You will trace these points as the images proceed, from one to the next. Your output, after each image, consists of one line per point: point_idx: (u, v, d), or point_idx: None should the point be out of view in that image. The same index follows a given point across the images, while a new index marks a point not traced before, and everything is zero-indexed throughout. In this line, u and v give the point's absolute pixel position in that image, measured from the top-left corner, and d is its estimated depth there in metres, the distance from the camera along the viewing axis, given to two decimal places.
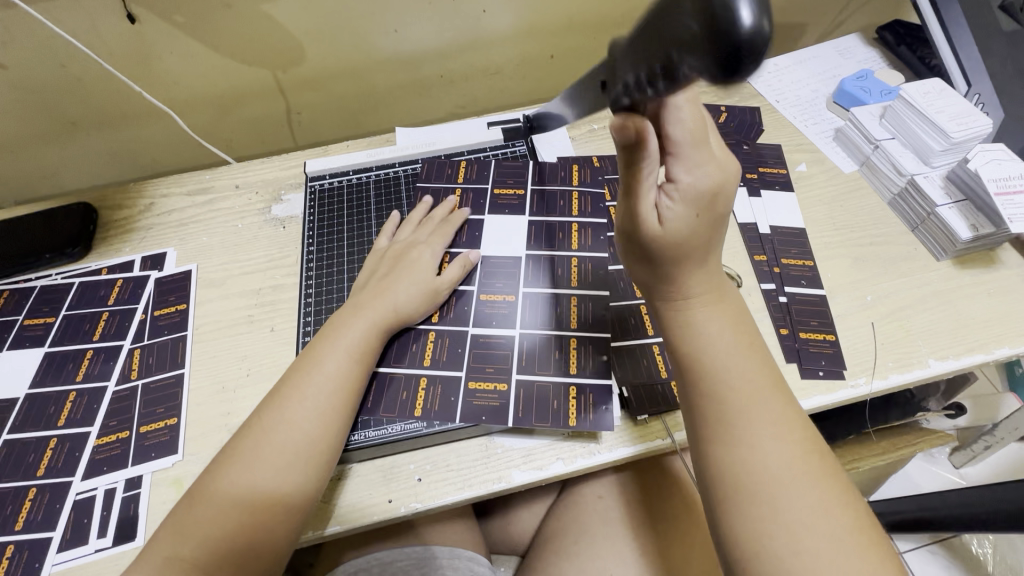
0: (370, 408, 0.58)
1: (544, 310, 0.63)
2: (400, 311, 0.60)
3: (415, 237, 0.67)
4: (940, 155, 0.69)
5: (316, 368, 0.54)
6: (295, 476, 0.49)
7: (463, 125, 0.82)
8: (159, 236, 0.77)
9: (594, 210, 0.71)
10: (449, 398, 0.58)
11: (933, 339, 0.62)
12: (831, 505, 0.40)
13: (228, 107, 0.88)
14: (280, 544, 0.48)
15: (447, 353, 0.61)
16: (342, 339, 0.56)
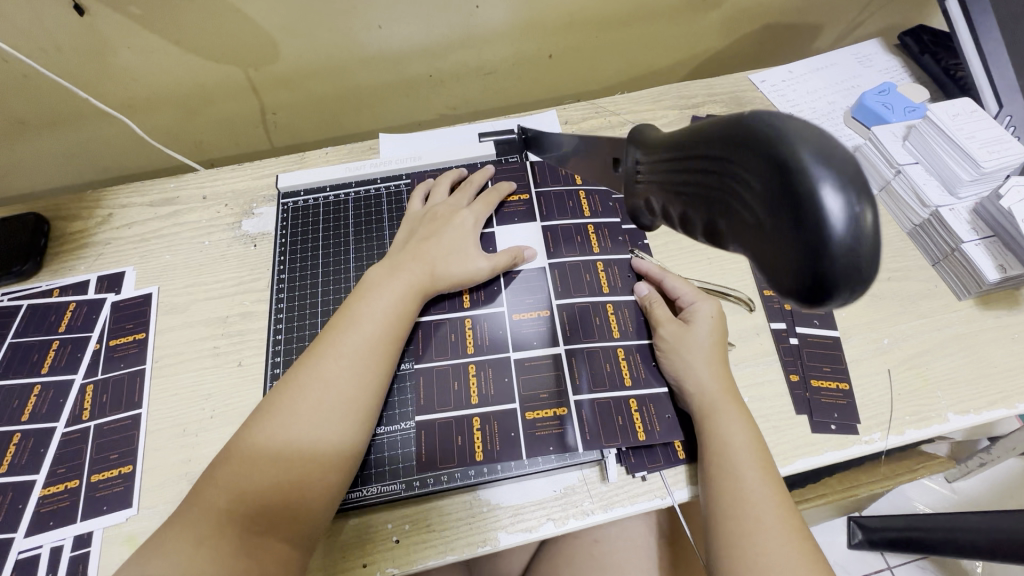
0: (426, 465, 0.52)
1: (586, 321, 0.59)
2: (438, 275, 0.57)
3: (457, 201, 0.64)
4: (968, 185, 0.63)
5: (355, 324, 0.51)
6: (335, 434, 0.46)
7: (453, 135, 0.75)
8: (117, 252, 0.70)
9: (605, 210, 0.67)
10: (510, 434, 0.54)
11: (951, 389, 0.58)
12: (804, 559, 0.43)
13: (196, 106, 0.81)
14: (315, 507, 0.44)
15: (494, 385, 0.56)
16: (384, 295, 0.53)
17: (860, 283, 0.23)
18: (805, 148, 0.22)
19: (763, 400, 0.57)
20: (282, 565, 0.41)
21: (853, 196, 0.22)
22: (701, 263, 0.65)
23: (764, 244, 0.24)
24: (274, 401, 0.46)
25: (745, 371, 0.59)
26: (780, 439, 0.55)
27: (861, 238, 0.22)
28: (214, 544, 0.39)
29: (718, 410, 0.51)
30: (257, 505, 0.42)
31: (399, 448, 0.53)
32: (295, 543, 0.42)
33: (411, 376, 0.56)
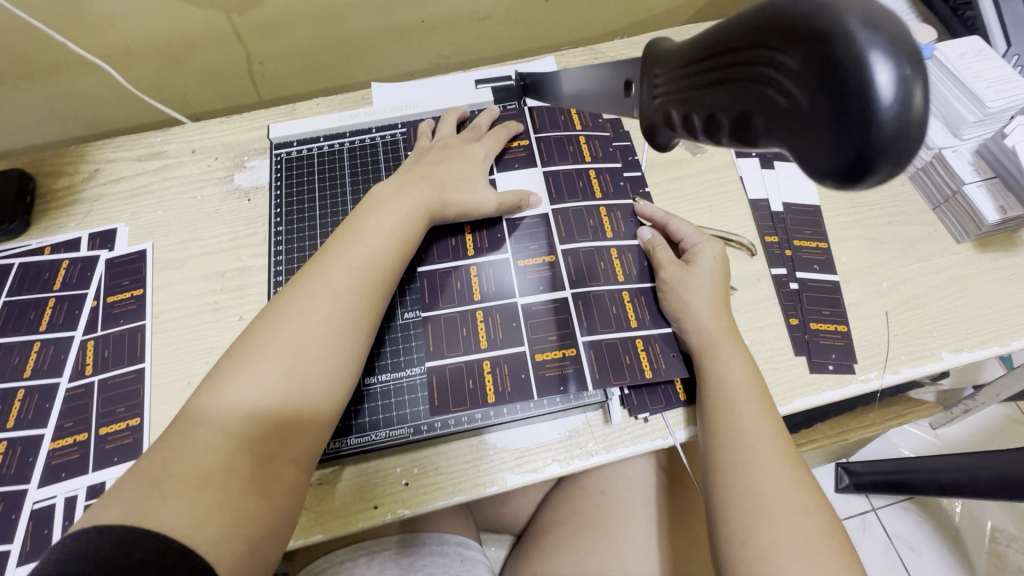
0: (440, 408, 0.53)
1: (591, 265, 0.59)
2: (448, 199, 0.56)
3: (466, 137, 0.63)
4: (972, 126, 0.62)
5: (353, 254, 0.49)
6: (332, 367, 0.45)
7: (449, 82, 0.72)
8: (107, 208, 0.69)
9: (605, 155, 0.66)
10: (520, 375, 0.54)
11: (947, 330, 0.59)
12: (797, 483, 0.45)
13: (178, 56, 0.77)
14: (316, 439, 0.44)
15: (503, 330, 0.56)
16: (383, 225, 0.52)
17: (900, 161, 0.22)
18: (851, 21, 0.22)
19: (763, 342, 0.58)
20: (294, 492, 0.41)
21: (902, 64, 0.21)
22: (702, 210, 0.65)
23: (799, 128, 0.23)
24: (267, 330, 0.44)
25: (747, 316, 0.59)
26: (778, 380, 0.56)
27: (908, 109, 0.21)
28: (223, 479, 0.37)
29: (719, 347, 0.52)
30: (262, 436, 0.40)
31: (416, 393, 0.54)
32: (302, 472, 0.42)
33: (418, 325, 0.56)
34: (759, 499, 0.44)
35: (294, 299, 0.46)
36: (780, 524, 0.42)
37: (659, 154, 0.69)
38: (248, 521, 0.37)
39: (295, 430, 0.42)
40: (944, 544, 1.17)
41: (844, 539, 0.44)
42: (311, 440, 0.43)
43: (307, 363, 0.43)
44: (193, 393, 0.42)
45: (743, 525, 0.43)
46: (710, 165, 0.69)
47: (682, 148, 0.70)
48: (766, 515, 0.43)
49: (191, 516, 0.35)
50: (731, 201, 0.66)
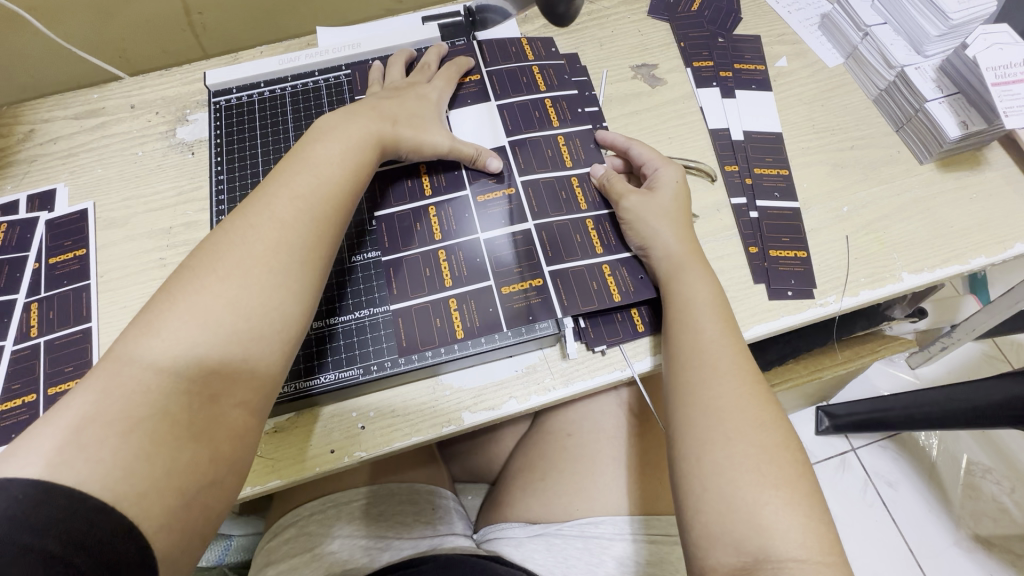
0: (408, 348, 0.51)
1: (551, 195, 0.58)
2: (394, 137, 0.53)
3: (416, 79, 0.60)
4: (935, 42, 0.60)
5: (290, 188, 0.45)
6: (275, 307, 0.41)
7: (395, 21, 0.69)
8: (45, 168, 0.66)
9: (561, 83, 0.65)
10: (488, 310, 0.53)
11: (907, 251, 0.58)
12: (754, 401, 0.44)
13: (111, 7, 0.73)
14: (262, 388, 0.41)
15: (467, 267, 0.54)
16: (326, 158, 0.48)
17: None
18: None
19: (722, 272, 0.57)
20: (239, 439, 0.39)
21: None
22: (661, 142, 0.64)
23: None
24: (201, 269, 0.41)
25: (706, 246, 0.58)
26: (738, 308, 0.56)
27: None
28: (152, 425, 0.35)
29: (680, 271, 0.51)
30: (197, 381, 0.38)
31: (381, 331, 0.52)
32: (250, 418, 0.40)
33: (380, 267, 0.55)
34: (716, 417, 0.44)
35: (228, 237, 0.42)
36: (735, 439, 0.42)
37: (617, 88, 0.67)
38: (178, 471, 0.35)
39: (237, 374, 0.39)
40: (921, 480, 1.15)
41: (798, 450, 0.43)
42: (257, 383, 0.40)
43: (244, 302, 0.40)
44: (122, 332, 0.38)
45: (698, 442, 0.43)
46: (670, 97, 0.67)
47: (641, 81, 0.68)
48: (721, 431, 0.43)
49: (111, 465, 0.33)
50: (691, 132, 0.64)
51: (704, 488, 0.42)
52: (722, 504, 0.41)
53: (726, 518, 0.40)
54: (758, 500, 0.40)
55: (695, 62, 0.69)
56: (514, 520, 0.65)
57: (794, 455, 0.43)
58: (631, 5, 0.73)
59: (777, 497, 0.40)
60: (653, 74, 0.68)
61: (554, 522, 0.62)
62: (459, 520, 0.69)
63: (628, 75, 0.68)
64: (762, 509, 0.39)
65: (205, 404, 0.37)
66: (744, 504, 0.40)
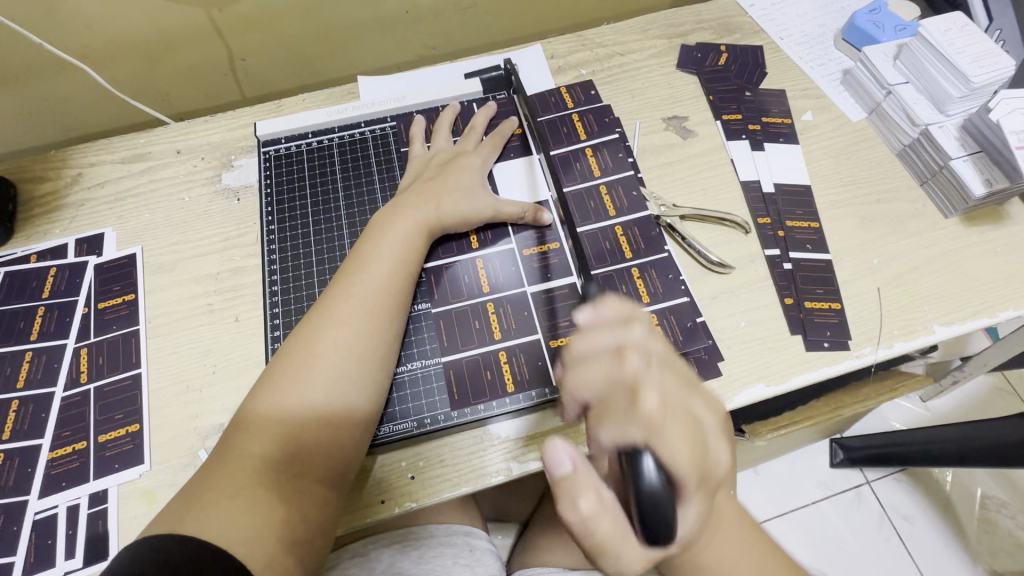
0: (460, 401, 0.53)
1: (597, 246, 0.61)
2: (443, 211, 0.56)
3: (462, 146, 0.63)
4: (957, 102, 0.63)
5: (363, 274, 0.51)
6: (354, 379, 0.46)
7: (437, 74, 0.72)
8: (93, 213, 0.67)
9: (600, 128, 0.68)
10: (537, 362, 0.54)
11: (937, 303, 0.60)
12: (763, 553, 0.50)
13: (159, 55, 0.76)
14: (346, 451, 0.45)
15: (515, 319, 0.56)
16: (391, 242, 0.53)
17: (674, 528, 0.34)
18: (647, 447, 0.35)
19: (759, 324, 0.59)
20: (320, 507, 0.42)
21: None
22: (695, 194, 0.66)
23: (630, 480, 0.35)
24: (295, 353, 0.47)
25: (742, 298, 0.60)
26: (776, 359, 0.57)
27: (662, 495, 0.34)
28: (257, 486, 0.40)
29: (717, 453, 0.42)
30: (287, 455, 0.42)
31: (432, 383, 0.54)
32: (329, 489, 0.43)
33: (430, 318, 0.56)
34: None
35: (315, 320, 0.48)
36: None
37: (651, 139, 0.70)
38: (276, 524, 0.39)
39: (321, 441, 0.44)
40: (939, 515, 1.15)
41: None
42: (336, 457, 0.44)
43: (325, 383, 0.45)
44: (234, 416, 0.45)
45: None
46: (701, 149, 0.69)
47: (673, 133, 0.70)
48: None
49: (214, 527, 0.37)
50: (723, 183, 0.67)
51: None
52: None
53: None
54: None
55: (725, 115, 0.71)
56: (550, 565, 0.64)
57: None
58: (661, 59, 0.76)
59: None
60: (684, 126, 0.71)
61: (592, 568, 0.61)
62: (493, 561, 0.68)
63: (661, 127, 0.71)
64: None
65: (292, 477, 0.42)
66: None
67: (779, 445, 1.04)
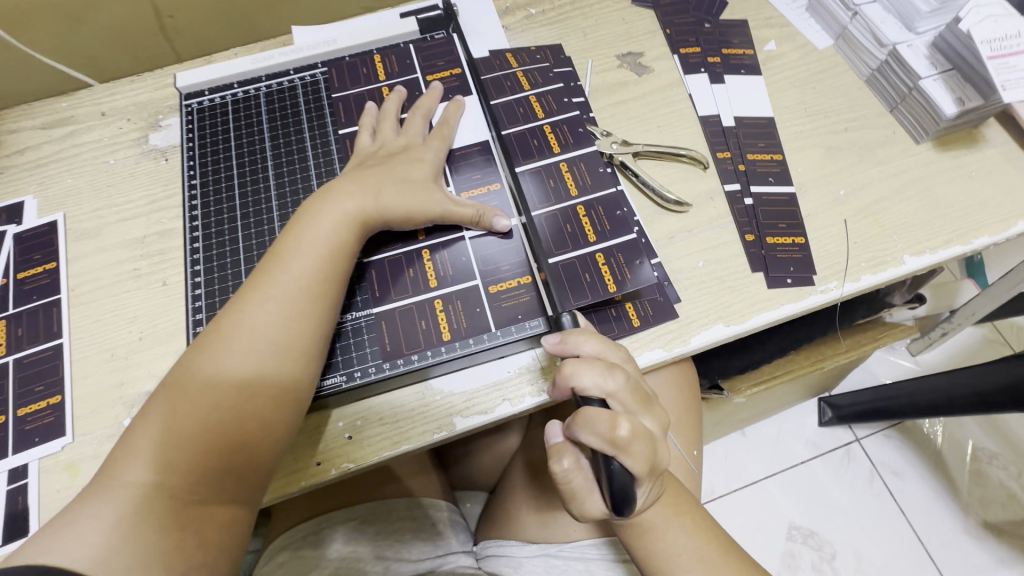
0: (394, 353, 0.49)
1: (539, 185, 0.56)
2: (386, 205, 0.49)
3: (409, 136, 0.55)
4: (927, 18, 0.59)
5: (280, 272, 0.45)
6: (265, 399, 0.42)
7: (371, 18, 0.67)
8: (13, 181, 0.63)
9: (545, 79, 0.63)
10: (475, 310, 0.51)
11: (908, 233, 0.56)
12: (673, 504, 0.51)
13: (78, 12, 0.71)
14: (253, 470, 0.42)
15: (453, 267, 0.52)
16: (314, 235, 0.47)
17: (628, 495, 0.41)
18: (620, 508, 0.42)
19: (718, 263, 0.55)
20: (224, 529, 0.41)
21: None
22: (651, 131, 0.62)
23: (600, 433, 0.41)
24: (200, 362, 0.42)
25: (699, 236, 0.56)
26: (736, 298, 0.54)
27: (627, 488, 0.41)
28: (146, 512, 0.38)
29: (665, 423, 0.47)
30: (186, 481, 0.40)
31: (364, 335, 0.50)
32: (235, 509, 0.42)
33: (361, 269, 0.52)
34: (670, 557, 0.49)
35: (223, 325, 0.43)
36: (678, 556, 0.49)
37: (604, 77, 0.65)
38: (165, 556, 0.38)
39: (224, 461, 0.41)
40: (928, 469, 1.12)
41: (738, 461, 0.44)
42: (242, 478, 0.42)
43: (228, 400, 0.42)
44: (133, 423, 0.42)
45: (650, 560, 0.49)
46: (657, 84, 0.65)
47: (627, 70, 0.66)
48: None
49: (101, 558, 0.36)
50: (680, 119, 0.63)
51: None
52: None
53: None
54: None
55: (682, 49, 0.67)
56: (513, 539, 0.62)
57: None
58: None
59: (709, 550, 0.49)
60: (639, 62, 0.66)
61: (553, 542, 0.59)
62: (458, 533, 0.66)
63: (614, 64, 0.66)
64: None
65: (187, 502, 0.40)
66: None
67: (762, 403, 1.01)
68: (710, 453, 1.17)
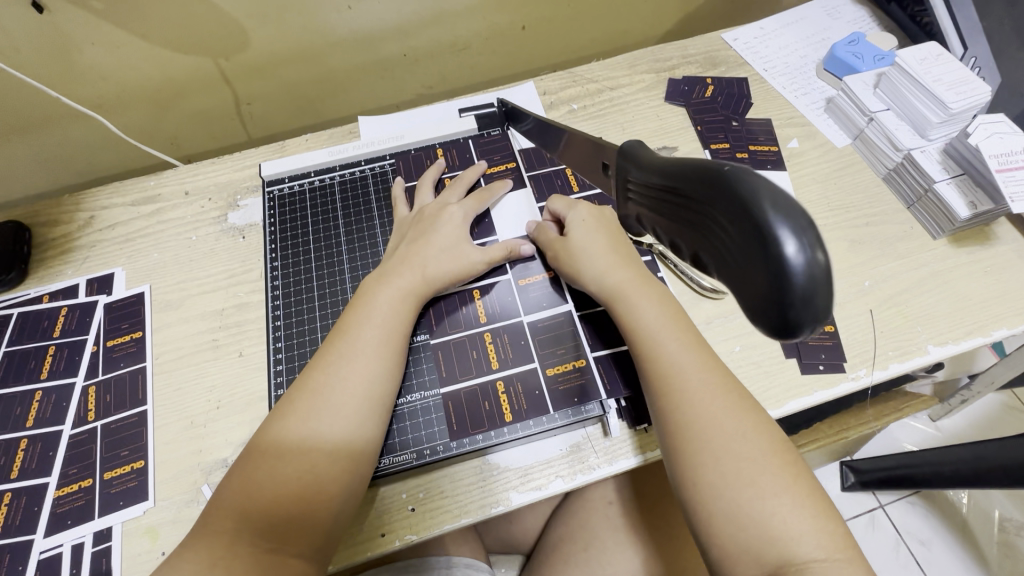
0: (459, 431, 0.54)
1: None
2: (430, 275, 0.57)
3: (443, 202, 0.63)
4: (937, 127, 0.65)
5: (352, 342, 0.52)
6: (339, 447, 0.47)
7: (434, 112, 0.75)
8: (104, 254, 0.70)
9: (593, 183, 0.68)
10: (534, 392, 0.56)
11: (931, 324, 0.60)
12: (718, 387, 0.46)
13: (168, 101, 0.80)
14: (326, 522, 0.45)
15: (512, 349, 0.58)
16: (378, 309, 0.54)
17: (818, 318, 0.26)
18: (799, 314, 0.26)
19: (754, 348, 0.59)
20: None
21: (807, 239, 0.25)
22: None
23: (747, 263, 0.27)
24: (284, 421, 0.48)
25: (735, 322, 0.61)
26: (772, 383, 0.58)
27: (815, 278, 0.25)
28: (233, 559, 0.41)
29: (699, 393, 0.46)
30: (267, 527, 0.43)
31: (432, 414, 0.55)
32: (310, 561, 0.44)
33: (430, 350, 0.58)
34: (712, 455, 0.43)
35: (309, 396, 0.49)
36: (726, 459, 0.43)
37: None
38: None
39: (303, 510, 0.44)
40: (955, 538, 1.11)
41: (826, 503, 0.42)
42: (318, 528, 0.45)
43: (307, 455, 0.46)
44: (225, 478, 0.46)
45: (678, 434, 0.45)
46: None
47: None
48: (747, 466, 0.42)
49: None
50: None
51: (707, 511, 0.42)
52: (723, 516, 0.41)
53: (733, 541, 0.40)
54: (767, 508, 0.40)
55: (712, 144, 0.74)
56: None
57: (755, 415, 0.45)
58: (650, 92, 0.79)
59: (775, 483, 0.41)
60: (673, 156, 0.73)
61: None
62: None
63: None
64: (771, 519, 0.40)
65: (271, 551, 0.42)
66: (760, 533, 0.40)
67: None
68: None
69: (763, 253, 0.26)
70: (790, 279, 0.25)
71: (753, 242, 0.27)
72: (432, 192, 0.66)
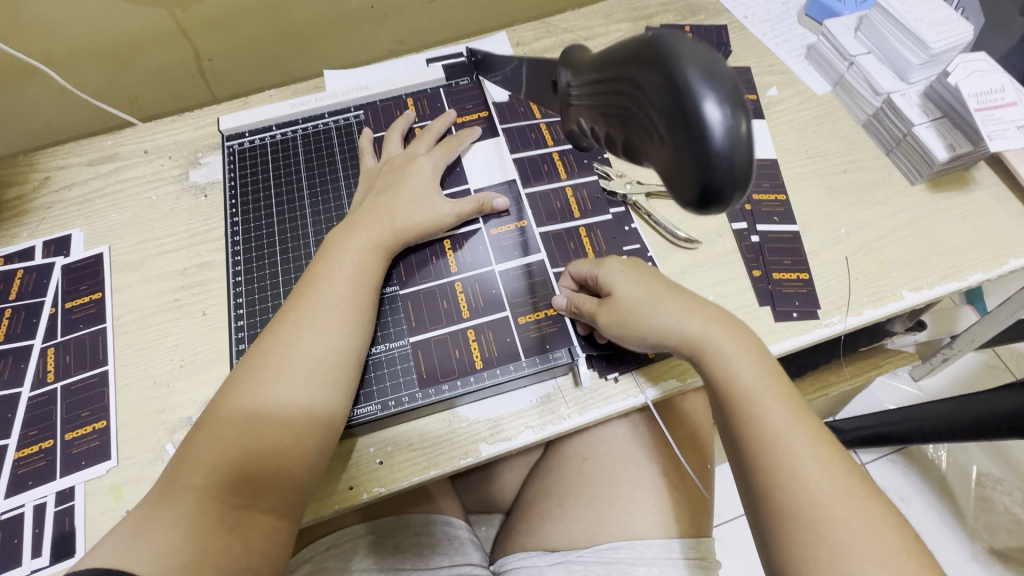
0: (428, 381, 0.53)
1: (561, 247, 0.60)
2: (397, 225, 0.55)
3: (410, 152, 0.61)
4: (918, 69, 0.63)
5: (315, 294, 0.50)
6: (302, 398, 0.46)
7: (401, 64, 0.72)
8: (61, 215, 0.67)
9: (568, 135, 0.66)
10: (505, 341, 0.55)
11: (906, 270, 0.59)
12: (814, 438, 0.42)
13: (123, 58, 0.76)
14: (292, 475, 0.44)
15: (484, 299, 0.56)
16: (343, 260, 0.52)
17: (738, 181, 0.28)
18: (718, 173, 0.28)
19: (728, 296, 0.58)
20: (272, 534, 0.43)
21: (724, 100, 0.27)
22: None
23: (672, 134, 0.29)
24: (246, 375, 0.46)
25: (709, 272, 0.60)
26: None
27: (734, 138, 0.27)
28: (195, 514, 0.40)
29: (791, 448, 0.42)
30: (232, 482, 0.42)
31: (398, 365, 0.54)
32: (277, 514, 0.44)
33: (400, 301, 0.56)
34: (813, 515, 0.39)
35: (270, 349, 0.47)
36: (830, 520, 0.39)
37: None
38: (215, 553, 0.39)
39: (267, 465, 0.43)
40: (934, 494, 1.12)
41: (793, 441, 0.42)
42: (283, 480, 0.44)
43: (268, 409, 0.45)
44: (186, 434, 0.45)
45: (772, 491, 0.41)
46: None
47: None
48: (845, 524, 0.39)
49: (157, 556, 0.38)
50: None
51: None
52: None
53: None
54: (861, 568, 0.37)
55: None
56: (532, 549, 0.63)
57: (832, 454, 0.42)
58: None
59: (875, 539, 0.38)
60: None
61: (575, 548, 0.60)
62: (475, 551, 0.66)
63: None
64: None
65: (236, 507, 0.42)
66: None
67: None
68: (720, 473, 1.07)
69: (680, 112, 0.28)
70: (711, 139, 0.27)
71: (677, 109, 0.28)
72: (401, 139, 0.64)
